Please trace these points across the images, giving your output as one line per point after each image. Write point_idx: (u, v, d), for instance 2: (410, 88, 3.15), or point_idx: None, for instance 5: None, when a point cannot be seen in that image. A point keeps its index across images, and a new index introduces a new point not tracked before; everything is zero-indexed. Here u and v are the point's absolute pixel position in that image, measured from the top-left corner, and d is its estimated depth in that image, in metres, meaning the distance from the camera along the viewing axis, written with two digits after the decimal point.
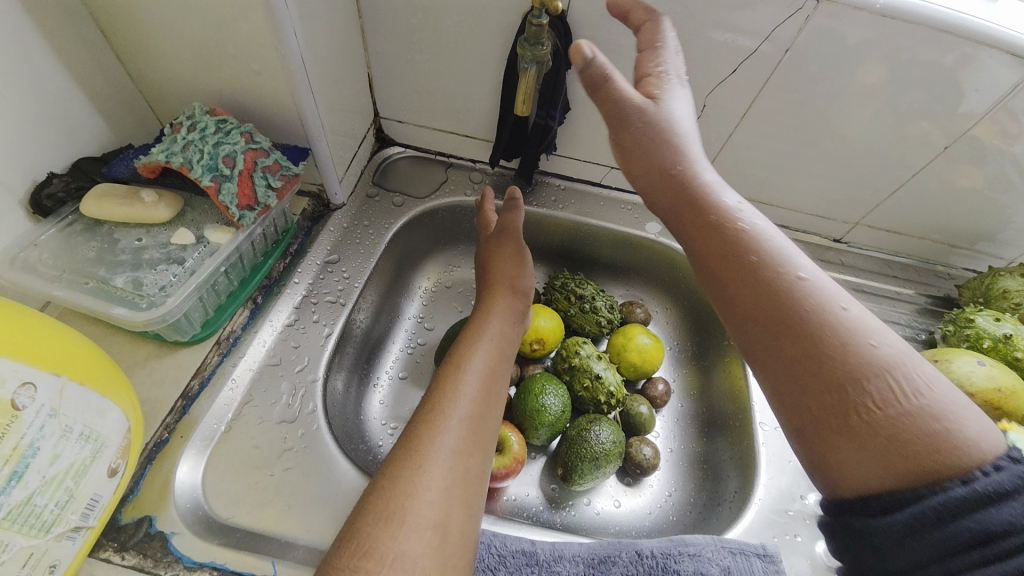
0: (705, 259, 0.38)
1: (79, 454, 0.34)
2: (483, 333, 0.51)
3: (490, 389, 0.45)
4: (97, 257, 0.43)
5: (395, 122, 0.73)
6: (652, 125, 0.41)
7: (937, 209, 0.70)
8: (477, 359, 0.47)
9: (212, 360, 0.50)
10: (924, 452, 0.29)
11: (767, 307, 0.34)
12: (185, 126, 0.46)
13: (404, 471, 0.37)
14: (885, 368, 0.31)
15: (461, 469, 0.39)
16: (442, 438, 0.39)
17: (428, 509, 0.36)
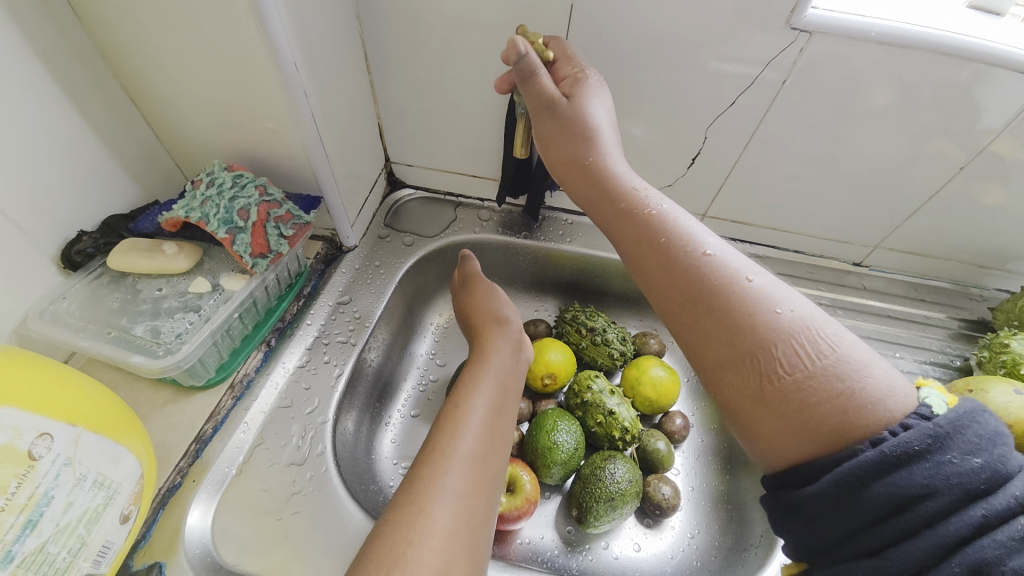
0: (629, 247, 0.46)
1: (92, 501, 0.35)
2: (481, 369, 0.51)
3: (494, 427, 0.45)
4: (120, 307, 0.46)
5: (406, 166, 0.76)
6: (572, 131, 0.50)
7: (960, 229, 0.67)
8: (478, 396, 0.47)
9: (226, 404, 0.51)
10: (832, 411, 0.33)
11: (682, 285, 0.41)
12: (205, 182, 0.49)
13: (408, 517, 0.37)
14: (789, 334, 0.36)
15: (466, 512, 0.38)
16: (447, 479, 0.39)
17: (434, 557, 0.35)
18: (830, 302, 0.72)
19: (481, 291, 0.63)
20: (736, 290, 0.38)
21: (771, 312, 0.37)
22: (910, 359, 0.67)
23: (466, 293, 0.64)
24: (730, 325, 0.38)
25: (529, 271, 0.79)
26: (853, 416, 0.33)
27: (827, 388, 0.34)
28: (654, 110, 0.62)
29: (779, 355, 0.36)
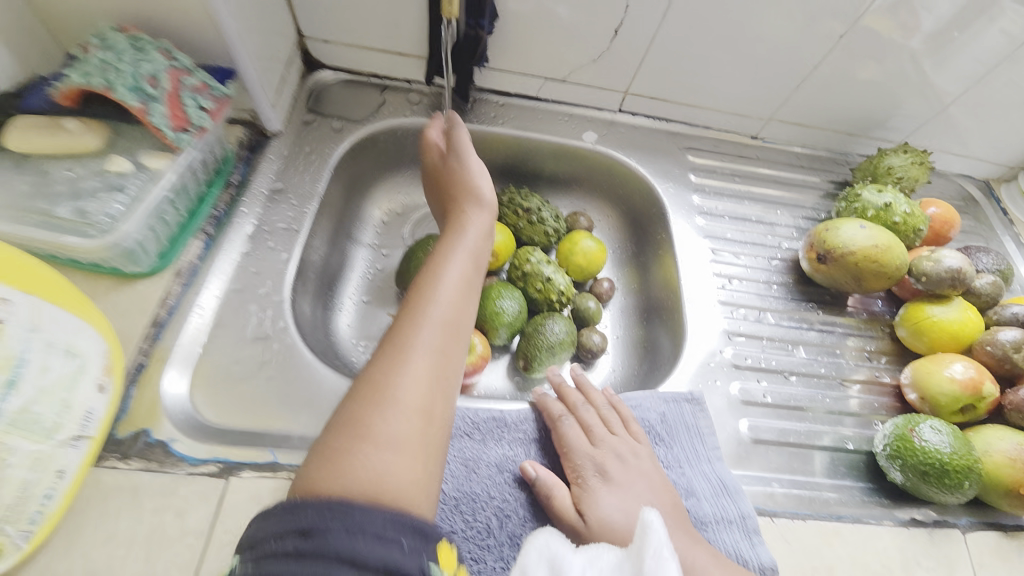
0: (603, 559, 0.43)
1: (66, 368, 0.37)
2: (454, 245, 0.55)
3: (466, 293, 0.50)
4: (31, 191, 0.42)
5: (321, 42, 0.70)
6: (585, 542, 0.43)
7: (837, 100, 0.78)
8: (451, 268, 0.51)
9: (174, 290, 0.51)
10: None
11: None
12: (95, 45, 0.44)
13: (388, 365, 0.42)
14: None
15: (439, 360, 0.43)
16: (423, 333, 0.44)
17: (410, 402, 0.40)
18: (730, 171, 0.82)
19: (462, 163, 0.63)
20: (686, 575, 0.40)
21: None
22: (787, 215, 0.79)
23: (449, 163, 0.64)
24: None
25: None
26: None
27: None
28: None
29: None
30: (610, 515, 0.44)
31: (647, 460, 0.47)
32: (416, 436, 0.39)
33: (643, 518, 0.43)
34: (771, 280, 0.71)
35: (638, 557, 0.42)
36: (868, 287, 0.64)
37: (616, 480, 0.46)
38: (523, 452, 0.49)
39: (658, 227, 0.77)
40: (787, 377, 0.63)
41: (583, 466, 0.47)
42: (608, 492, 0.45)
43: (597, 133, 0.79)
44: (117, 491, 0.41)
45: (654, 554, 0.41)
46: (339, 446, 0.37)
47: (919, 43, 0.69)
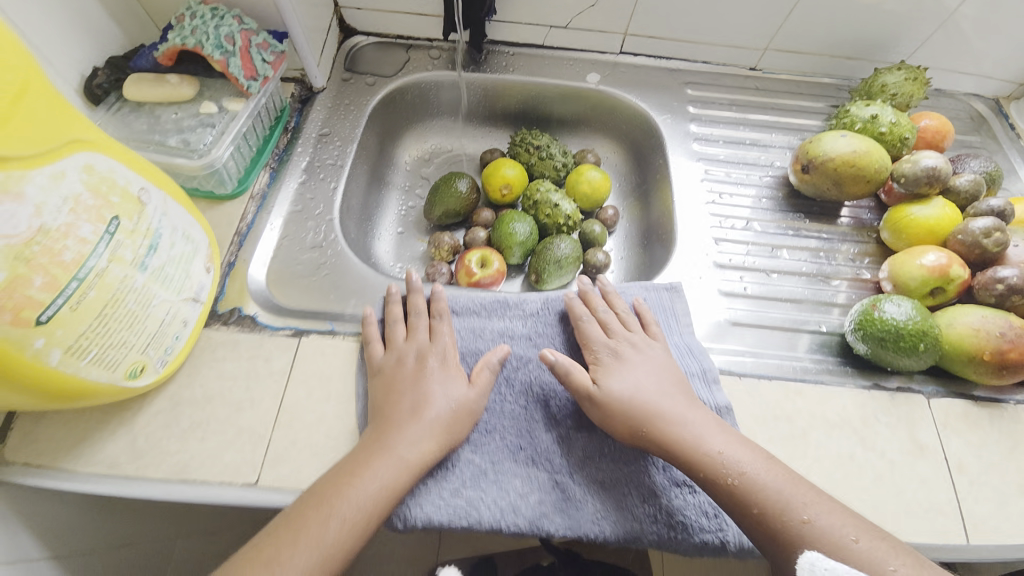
0: (623, 428, 0.51)
1: (184, 247, 0.50)
2: (409, 402, 0.50)
3: (390, 486, 0.45)
4: (148, 128, 0.57)
5: (354, 10, 0.82)
6: (602, 410, 0.51)
7: (832, 24, 0.81)
8: (399, 436, 0.48)
9: (251, 209, 0.65)
10: (785, 532, 0.42)
11: (666, 445, 0.49)
12: (187, 16, 0.57)
13: (301, 531, 0.42)
14: (724, 464, 0.46)
15: (350, 535, 0.43)
16: (325, 526, 0.42)
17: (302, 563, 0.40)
18: (728, 102, 0.87)
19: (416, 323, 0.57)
20: (694, 439, 0.48)
21: (710, 447, 0.47)
22: (782, 137, 0.84)
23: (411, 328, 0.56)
24: (695, 455, 0.47)
25: (479, 106, 0.90)
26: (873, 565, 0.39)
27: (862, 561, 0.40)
28: None
29: (744, 483, 0.45)
30: (623, 390, 0.52)
31: (656, 352, 0.56)
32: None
33: (652, 389, 0.52)
34: (761, 195, 0.77)
35: (652, 424, 0.49)
36: (847, 192, 0.70)
37: (631, 365, 0.54)
38: (521, 326, 0.60)
39: (657, 157, 0.84)
40: (768, 275, 0.71)
41: (598, 352, 0.56)
42: (621, 374, 0.53)
43: (599, 74, 0.87)
44: (222, 345, 0.55)
45: (654, 411, 0.50)
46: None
47: None
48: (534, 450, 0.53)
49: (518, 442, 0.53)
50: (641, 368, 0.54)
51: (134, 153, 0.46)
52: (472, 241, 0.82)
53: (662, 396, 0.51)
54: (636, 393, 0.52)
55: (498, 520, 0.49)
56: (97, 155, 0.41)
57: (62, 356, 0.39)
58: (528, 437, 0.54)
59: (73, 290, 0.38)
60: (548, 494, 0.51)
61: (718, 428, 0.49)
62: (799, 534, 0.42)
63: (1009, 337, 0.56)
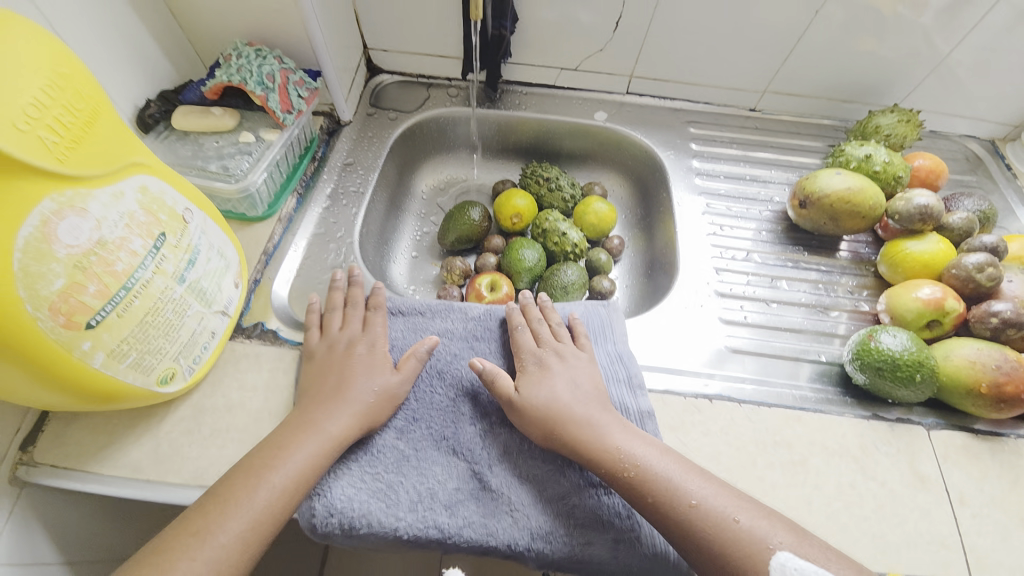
0: (541, 432, 0.52)
1: (218, 264, 0.54)
2: (340, 381, 0.53)
3: (317, 455, 0.47)
4: (192, 155, 0.62)
5: (381, 52, 0.89)
6: (522, 415, 0.53)
7: (826, 71, 0.86)
8: (328, 412, 0.50)
9: (278, 231, 0.69)
10: (686, 528, 0.44)
11: (581, 450, 0.50)
12: (234, 56, 0.63)
13: (229, 499, 0.43)
14: (633, 467, 0.48)
15: (279, 500, 0.44)
16: (252, 493, 0.44)
17: (230, 531, 0.42)
18: (729, 140, 0.92)
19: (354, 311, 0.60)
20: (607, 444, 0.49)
21: (621, 454, 0.49)
22: (781, 174, 0.88)
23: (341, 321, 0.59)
24: (609, 459, 0.49)
25: (493, 140, 0.96)
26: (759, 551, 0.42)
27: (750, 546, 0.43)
28: None
29: (652, 484, 0.47)
30: (541, 396, 0.53)
31: (581, 360, 0.58)
32: (238, 549, 0.42)
33: (571, 395, 0.53)
34: (761, 228, 0.81)
35: (567, 426, 0.51)
36: (846, 227, 0.73)
37: (555, 371, 0.56)
38: (459, 325, 0.62)
39: (661, 191, 0.88)
40: (769, 304, 0.73)
41: (525, 359, 0.57)
42: (544, 379, 0.55)
43: (607, 113, 0.93)
44: (245, 357, 0.59)
45: (570, 418, 0.51)
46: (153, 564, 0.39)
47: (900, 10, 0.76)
48: (457, 441, 0.54)
49: (442, 432, 0.54)
50: (560, 372, 0.56)
51: (182, 177, 0.51)
52: (482, 266, 0.85)
53: (577, 401, 0.53)
54: (555, 398, 0.53)
55: (418, 506, 0.50)
56: (152, 178, 0.45)
57: (105, 359, 0.42)
58: (452, 427, 0.55)
59: (121, 297, 0.42)
60: (466, 483, 0.52)
61: (623, 426, 0.51)
62: (686, 521, 0.45)
63: (1005, 369, 0.57)
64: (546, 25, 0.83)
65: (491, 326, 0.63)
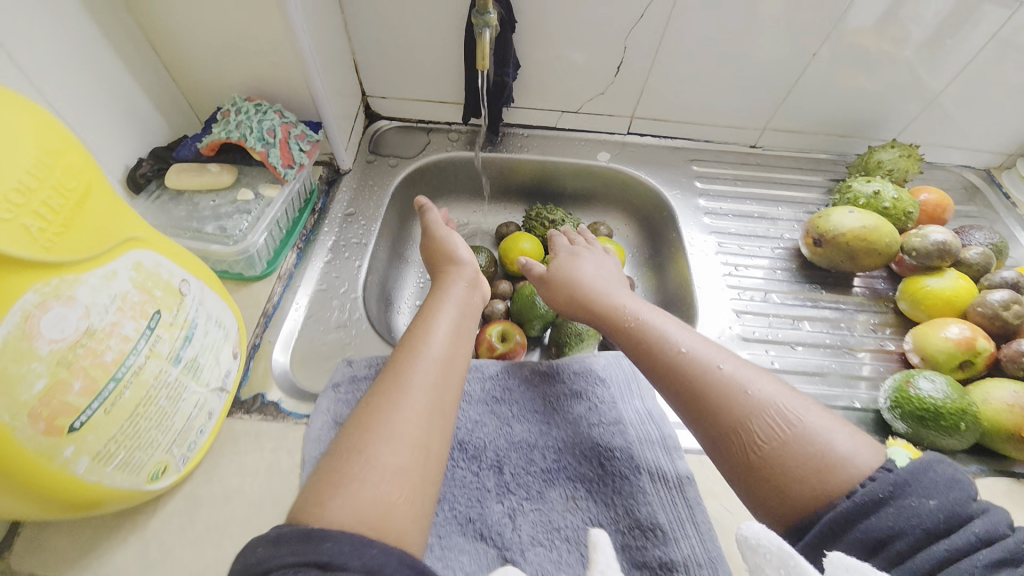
0: (583, 305, 0.66)
1: (216, 335, 0.50)
2: (446, 308, 0.61)
3: (449, 363, 0.53)
4: (187, 215, 0.58)
5: (379, 98, 0.87)
6: (564, 295, 0.68)
7: (823, 108, 0.87)
8: (439, 327, 0.57)
9: (277, 289, 0.66)
10: (776, 431, 0.43)
11: (622, 332, 0.59)
12: (233, 112, 0.61)
13: (387, 402, 0.47)
14: (700, 362, 0.50)
15: (433, 400, 0.49)
16: (409, 396, 0.48)
17: (411, 425, 0.45)
18: (733, 176, 0.91)
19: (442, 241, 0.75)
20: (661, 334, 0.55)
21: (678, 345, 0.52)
22: (789, 211, 0.86)
23: (444, 241, 0.75)
24: (659, 344, 0.54)
25: (495, 183, 0.94)
26: (844, 461, 0.41)
27: (837, 460, 0.41)
28: (583, 31, 0.77)
29: (736, 390, 0.47)
30: (580, 274, 0.69)
31: (612, 268, 0.71)
32: (417, 440, 0.45)
33: (597, 275, 0.68)
34: (775, 267, 0.79)
35: (608, 305, 0.63)
36: (862, 265, 0.71)
37: (590, 263, 0.70)
38: (477, 386, 0.59)
39: (670, 230, 0.87)
40: (793, 347, 0.70)
41: (573, 260, 0.72)
42: (587, 270, 0.69)
43: (609, 153, 0.92)
44: (244, 436, 0.53)
45: (597, 300, 0.64)
46: (342, 461, 0.42)
47: (897, 49, 0.78)
48: (484, 523, 0.50)
49: (467, 513, 0.50)
50: (593, 272, 0.69)
51: (177, 245, 0.47)
52: (491, 314, 0.81)
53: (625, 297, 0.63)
54: (596, 283, 0.66)
55: None
56: (144, 252, 0.41)
57: (90, 463, 0.37)
58: (478, 507, 0.50)
59: (109, 391, 0.37)
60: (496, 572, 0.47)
61: (698, 336, 0.54)
62: (738, 422, 0.45)
63: None
64: (547, 71, 0.83)
65: (511, 385, 0.60)
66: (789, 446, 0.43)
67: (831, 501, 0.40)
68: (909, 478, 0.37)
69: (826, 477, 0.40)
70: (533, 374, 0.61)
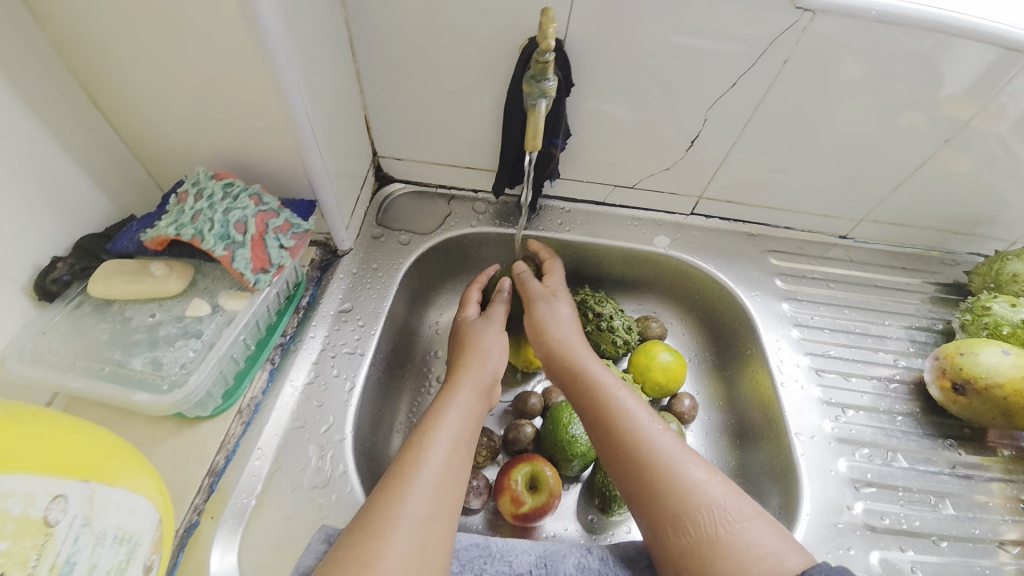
0: (553, 372, 0.58)
1: (114, 558, 0.34)
2: (452, 404, 0.51)
3: (454, 458, 0.47)
4: (110, 338, 0.42)
5: (394, 160, 0.71)
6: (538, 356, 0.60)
7: (941, 203, 0.70)
8: (441, 435, 0.48)
9: (235, 431, 0.48)
10: (716, 523, 0.42)
11: (585, 398, 0.54)
12: (192, 195, 0.44)
13: (369, 537, 0.39)
14: (650, 441, 0.48)
15: (422, 536, 0.40)
16: (396, 532, 0.40)
17: (391, 570, 0.38)
18: (822, 276, 0.74)
19: (488, 323, 0.61)
20: (611, 399, 0.52)
21: (627, 415, 0.51)
22: (897, 326, 0.70)
23: (480, 325, 0.61)
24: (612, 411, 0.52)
25: None
26: (775, 565, 0.39)
27: (747, 546, 0.41)
28: (654, 98, 0.61)
29: (679, 475, 0.46)
30: (552, 336, 0.59)
31: (566, 315, 0.61)
32: (417, 559, 0.39)
33: (569, 335, 0.59)
34: (893, 410, 0.61)
35: (574, 364, 0.57)
36: (1023, 424, 0.55)
37: (558, 307, 0.62)
38: None
39: (747, 341, 0.69)
40: (935, 542, 0.53)
41: (542, 305, 0.62)
42: (561, 316, 0.61)
43: (668, 238, 0.75)
44: None
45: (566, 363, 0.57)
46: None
47: None
48: None
49: None
50: (563, 321, 0.61)
51: (51, 432, 0.34)
52: (517, 439, 0.64)
53: (589, 357, 0.57)
54: (563, 342, 0.59)
55: None
56: None
57: None
58: None
59: None
60: None
61: (649, 413, 0.52)
62: (681, 513, 0.44)
63: None
64: (602, 140, 0.67)
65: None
66: (723, 538, 0.42)
67: None
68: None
69: (746, 568, 0.40)
70: (579, 573, 0.46)
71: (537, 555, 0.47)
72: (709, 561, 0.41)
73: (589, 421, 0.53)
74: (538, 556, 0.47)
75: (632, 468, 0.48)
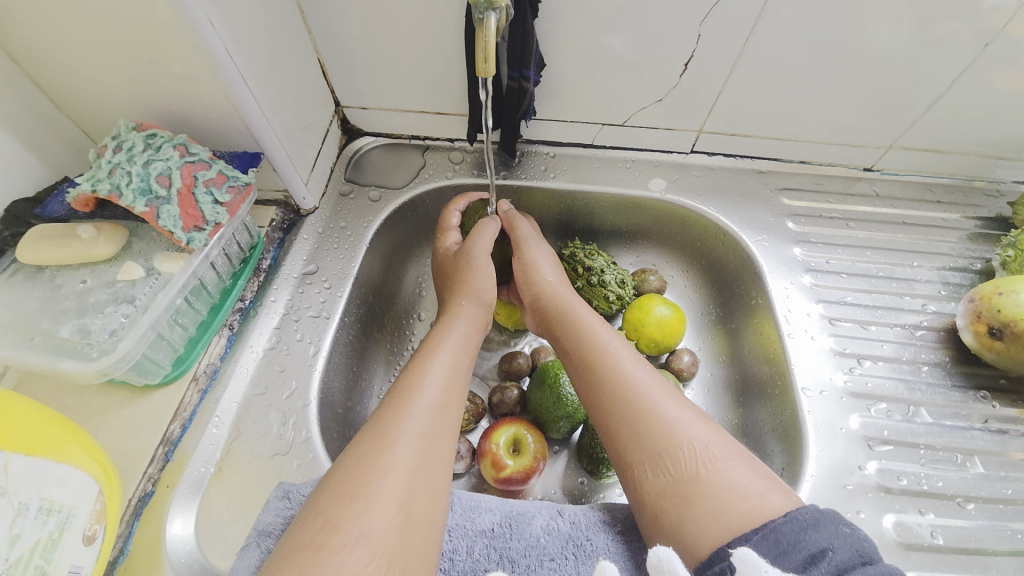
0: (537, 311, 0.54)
1: (41, 530, 0.32)
2: (450, 330, 0.49)
3: (454, 380, 0.44)
4: (40, 308, 0.39)
5: (359, 109, 0.65)
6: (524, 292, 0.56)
7: (990, 123, 0.59)
8: (440, 361, 0.45)
9: (191, 399, 0.46)
10: (697, 462, 0.38)
11: (568, 337, 0.50)
12: (111, 148, 0.41)
13: (373, 449, 0.38)
14: (633, 381, 0.44)
15: (425, 453, 0.39)
16: (398, 447, 0.38)
17: (396, 483, 0.36)
18: (842, 214, 0.66)
19: (474, 255, 0.55)
20: (594, 338, 0.48)
21: (612, 354, 0.46)
22: (928, 267, 0.62)
23: (468, 256, 0.56)
24: (592, 350, 0.47)
25: None
26: (755, 506, 0.35)
27: (729, 487, 0.37)
28: (640, 14, 0.53)
29: (662, 415, 0.41)
30: (546, 277, 0.55)
31: (549, 256, 0.57)
32: (414, 485, 0.37)
33: (558, 278, 0.56)
34: (918, 360, 0.55)
35: (560, 305, 0.53)
36: None
37: (545, 253, 0.58)
38: (463, 545, 0.43)
39: (752, 290, 0.62)
40: (960, 504, 0.47)
41: (532, 246, 0.58)
42: (548, 260, 0.57)
43: (666, 180, 0.68)
44: None
45: (551, 304, 0.53)
46: (318, 531, 0.34)
47: None
48: None
49: None
50: (557, 265, 0.57)
51: None
52: (501, 402, 0.61)
53: (574, 300, 0.53)
54: (550, 283, 0.55)
55: None
56: None
57: None
58: None
59: None
60: None
61: (634, 355, 0.47)
62: (660, 451, 0.40)
63: None
64: (583, 72, 0.59)
65: (513, 553, 0.42)
66: (699, 475, 0.38)
67: (743, 535, 0.34)
68: (813, 523, 0.33)
69: (725, 510, 0.36)
70: (545, 535, 0.43)
71: (504, 512, 0.45)
72: (683, 501, 0.37)
73: (571, 360, 0.49)
74: (504, 514, 0.45)
75: (609, 404, 0.44)
